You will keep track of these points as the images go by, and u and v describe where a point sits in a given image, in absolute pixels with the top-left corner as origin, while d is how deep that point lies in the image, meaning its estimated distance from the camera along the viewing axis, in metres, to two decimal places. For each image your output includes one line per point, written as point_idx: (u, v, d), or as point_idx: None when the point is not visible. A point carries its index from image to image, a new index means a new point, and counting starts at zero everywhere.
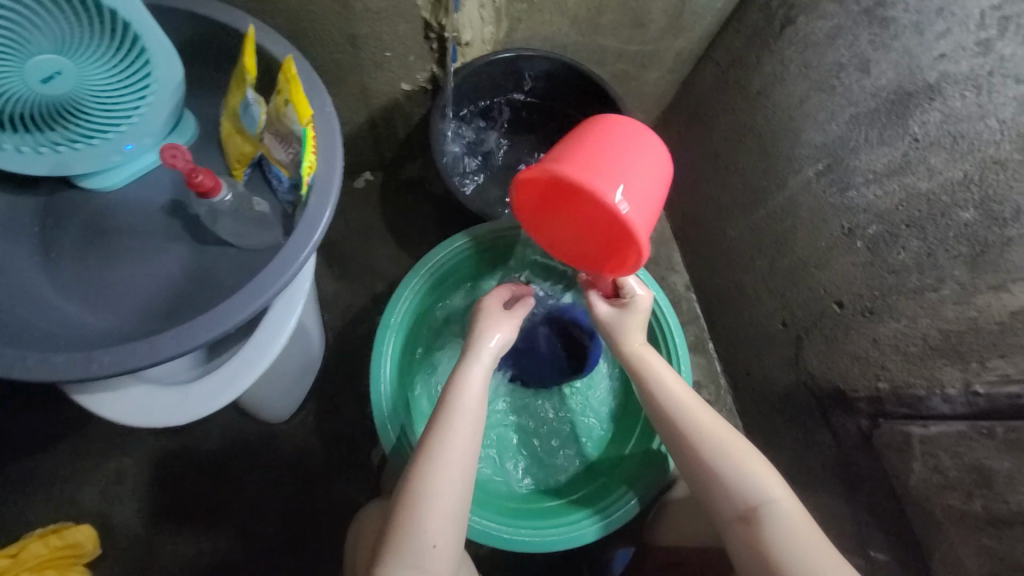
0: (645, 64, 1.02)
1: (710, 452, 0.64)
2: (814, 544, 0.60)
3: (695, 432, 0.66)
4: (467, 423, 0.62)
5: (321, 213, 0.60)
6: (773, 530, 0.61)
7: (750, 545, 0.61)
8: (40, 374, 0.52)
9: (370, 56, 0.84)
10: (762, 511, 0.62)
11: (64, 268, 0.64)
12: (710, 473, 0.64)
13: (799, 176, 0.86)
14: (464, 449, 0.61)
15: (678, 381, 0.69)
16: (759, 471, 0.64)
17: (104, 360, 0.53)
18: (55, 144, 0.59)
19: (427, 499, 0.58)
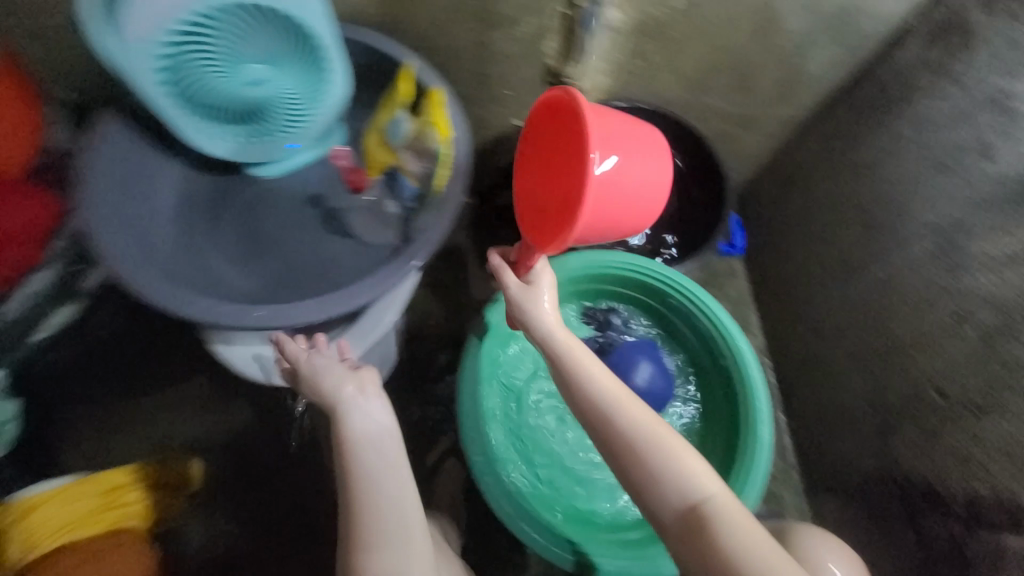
0: (746, 126, 1.05)
1: (637, 440, 0.55)
2: (766, 547, 0.50)
3: (624, 440, 0.55)
4: (374, 458, 0.60)
5: (445, 220, 0.69)
6: (724, 534, 0.51)
7: (703, 559, 0.51)
8: (205, 317, 0.62)
9: (494, 93, 0.94)
10: (707, 510, 0.52)
11: (224, 235, 0.76)
12: (645, 475, 0.54)
13: (905, 254, 0.83)
14: (381, 484, 0.59)
15: (584, 355, 0.61)
16: (695, 471, 0.54)
17: (258, 313, 0.63)
18: (239, 135, 0.72)
19: (369, 554, 0.57)
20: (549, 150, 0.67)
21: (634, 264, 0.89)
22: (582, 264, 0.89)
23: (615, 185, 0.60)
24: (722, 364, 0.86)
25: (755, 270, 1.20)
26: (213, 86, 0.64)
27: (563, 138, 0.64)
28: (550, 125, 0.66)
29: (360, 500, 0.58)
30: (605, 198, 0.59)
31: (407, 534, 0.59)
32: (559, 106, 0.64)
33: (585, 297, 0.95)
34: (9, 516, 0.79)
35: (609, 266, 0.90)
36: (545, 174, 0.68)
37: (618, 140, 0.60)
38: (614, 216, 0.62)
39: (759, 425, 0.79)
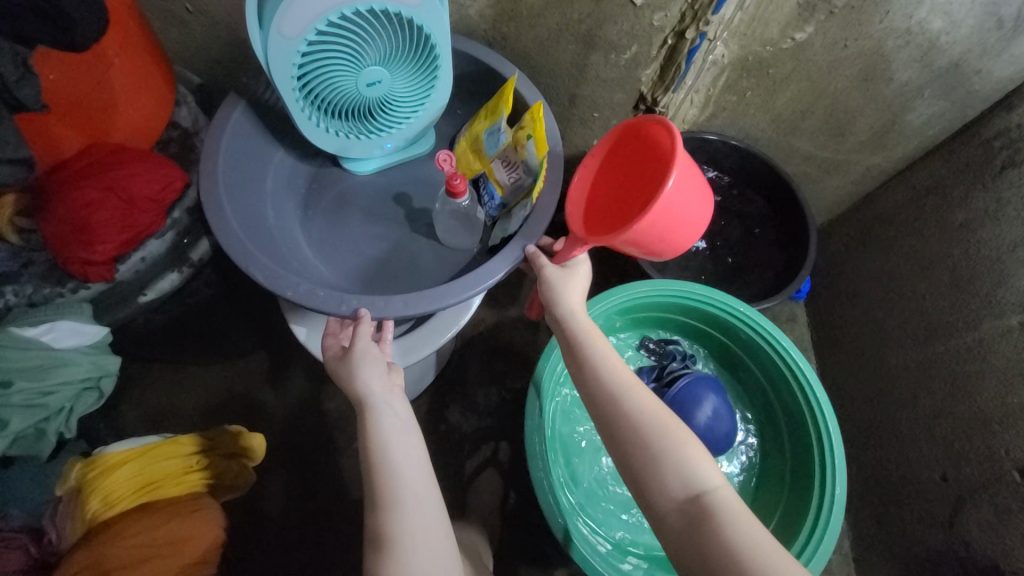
0: (831, 171, 1.03)
1: (646, 424, 0.57)
2: (763, 537, 0.50)
3: (634, 416, 0.58)
4: (396, 420, 0.61)
5: (540, 227, 0.70)
6: (727, 525, 0.50)
7: (700, 549, 0.50)
8: (305, 301, 0.64)
9: (581, 113, 0.96)
10: (711, 500, 0.52)
11: (317, 222, 0.81)
12: (650, 458, 0.55)
13: (997, 322, 0.79)
14: (406, 446, 0.60)
15: (600, 342, 0.65)
16: (695, 454, 0.55)
17: (352, 303, 0.64)
18: (348, 134, 0.75)
19: (388, 508, 0.57)
20: (619, 171, 0.70)
21: (710, 298, 0.86)
22: (661, 291, 0.87)
23: (675, 206, 0.61)
24: (793, 411, 0.84)
25: (819, 319, 1.16)
26: (335, 85, 0.67)
27: (642, 160, 0.67)
28: (624, 151, 0.70)
29: (382, 462, 0.58)
30: (664, 212, 0.60)
31: (422, 497, 0.59)
32: (638, 136, 0.68)
33: (652, 326, 0.95)
34: (93, 471, 0.81)
35: (688, 298, 0.87)
36: (610, 190, 0.70)
37: (687, 187, 0.62)
38: (664, 233, 0.62)
39: (833, 481, 0.76)
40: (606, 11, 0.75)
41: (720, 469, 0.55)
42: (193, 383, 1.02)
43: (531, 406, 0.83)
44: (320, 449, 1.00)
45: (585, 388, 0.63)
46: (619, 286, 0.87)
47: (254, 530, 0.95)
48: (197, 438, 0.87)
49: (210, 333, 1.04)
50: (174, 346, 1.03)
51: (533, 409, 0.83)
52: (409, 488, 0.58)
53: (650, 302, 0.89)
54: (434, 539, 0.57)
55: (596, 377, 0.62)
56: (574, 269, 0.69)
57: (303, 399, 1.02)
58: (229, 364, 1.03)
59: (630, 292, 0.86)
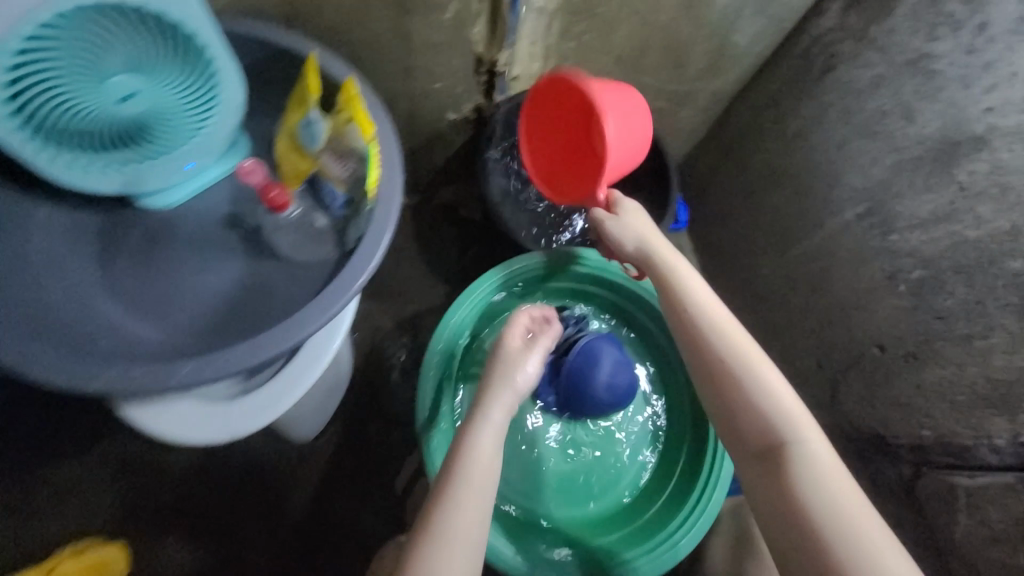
0: (680, 102, 1.05)
1: (748, 381, 0.62)
2: (839, 484, 0.57)
3: (742, 369, 0.63)
4: (492, 431, 0.66)
5: (386, 225, 0.61)
6: (803, 471, 0.58)
7: (776, 486, 0.59)
8: (122, 386, 0.52)
9: (421, 86, 0.87)
10: (791, 451, 0.60)
11: (123, 279, 0.66)
12: (760, 414, 0.62)
13: (838, 219, 0.86)
14: (488, 463, 0.64)
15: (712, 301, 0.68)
16: (795, 413, 0.61)
17: (181, 372, 0.53)
18: (123, 164, 0.61)
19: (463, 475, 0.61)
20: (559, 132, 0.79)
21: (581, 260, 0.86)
22: (533, 266, 0.84)
23: (624, 137, 0.72)
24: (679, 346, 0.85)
25: (701, 245, 1.23)
26: (72, 107, 0.53)
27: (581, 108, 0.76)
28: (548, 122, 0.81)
29: (461, 459, 0.63)
30: (618, 146, 0.71)
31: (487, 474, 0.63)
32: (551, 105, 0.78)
33: (542, 295, 0.90)
34: None
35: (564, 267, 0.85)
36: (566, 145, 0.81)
37: (624, 116, 0.72)
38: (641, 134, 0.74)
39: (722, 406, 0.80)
40: None
41: (817, 428, 0.61)
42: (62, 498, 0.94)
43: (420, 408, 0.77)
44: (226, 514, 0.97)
45: (690, 340, 0.67)
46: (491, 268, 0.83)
47: None
48: None
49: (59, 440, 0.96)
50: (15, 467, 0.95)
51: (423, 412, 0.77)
52: (467, 494, 0.60)
53: (525, 279, 0.86)
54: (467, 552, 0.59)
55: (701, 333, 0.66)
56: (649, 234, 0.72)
57: (191, 469, 0.98)
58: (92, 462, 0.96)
59: (499, 275, 0.82)
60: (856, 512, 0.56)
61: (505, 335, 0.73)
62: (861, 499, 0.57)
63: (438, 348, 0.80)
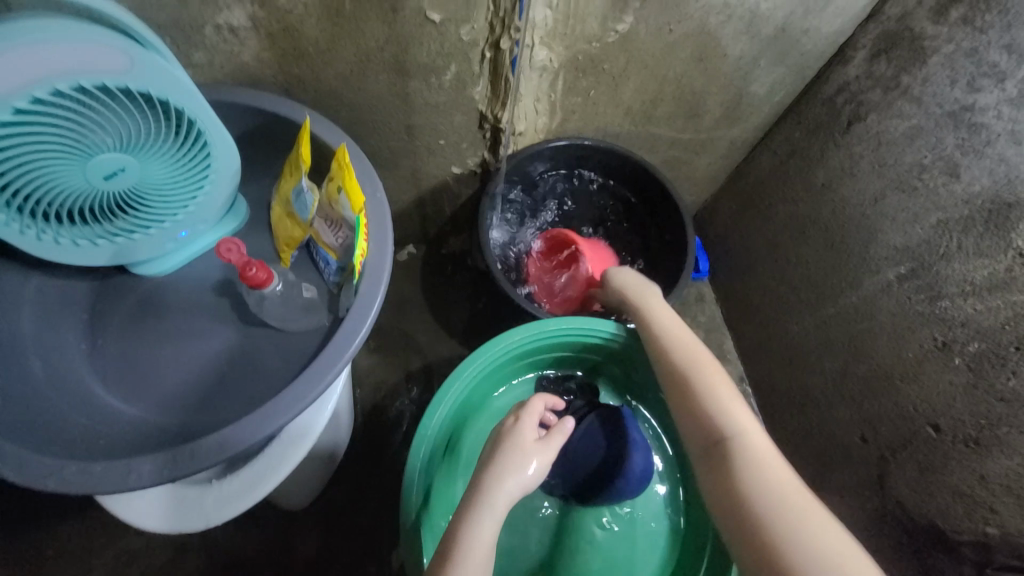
0: (697, 150, 1.00)
1: (701, 387, 0.65)
2: (779, 477, 0.58)
3: (684, 368, 0.67)
4: (494, 520, 0.57)
5: (373, 301, 0.58)
6: (743, 462, 0.60)
7: (721, 477, 0.60)
8: (74, 487, 0.47)
9: (425, 143, 0.85)
10: (733, 444, 0.61)
11: (110, 349, 0.64)
12: (702, 407, 0.64)
13: (877, 278, 0.78)
14: (486, 553, 0.55)
15: (673, 319, 0.73)
16: (737, 411, 0.64)
17: (144, 469, 0.48)
18: (114, 235, 0.61)
19: (458, 543, 0.55)
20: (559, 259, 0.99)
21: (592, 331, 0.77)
22: (538, 335, 0.77)
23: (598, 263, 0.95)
24: None
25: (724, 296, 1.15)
26: (58, 185, 0.53)
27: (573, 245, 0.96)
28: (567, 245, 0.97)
29: (456, 542, 0.55)
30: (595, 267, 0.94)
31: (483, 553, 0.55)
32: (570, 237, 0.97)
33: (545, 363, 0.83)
34: None
35: (571, 336, 0.78)
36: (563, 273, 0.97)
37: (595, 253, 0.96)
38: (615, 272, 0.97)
39: None
40: (405, 32, 0.64)
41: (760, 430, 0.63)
42: (47, 562, 0.91)
43: (406, 505, 0.67)
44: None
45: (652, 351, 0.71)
46: (489, 339, 0.75)
47: None
48: None
49: (49, 497, 0.94)
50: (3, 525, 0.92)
51: (411, 510, 0.67)
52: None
53: (527, 347, 0.78)
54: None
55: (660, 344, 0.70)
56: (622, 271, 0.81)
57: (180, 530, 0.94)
58: (82, 521, 0.93)
59: (498, 348, 0.75)
60: (797, 506, 0.56)
61: (521, 421, 0.65)
62: (808, 497, 0.57)
63: (427, 430, 0.70)
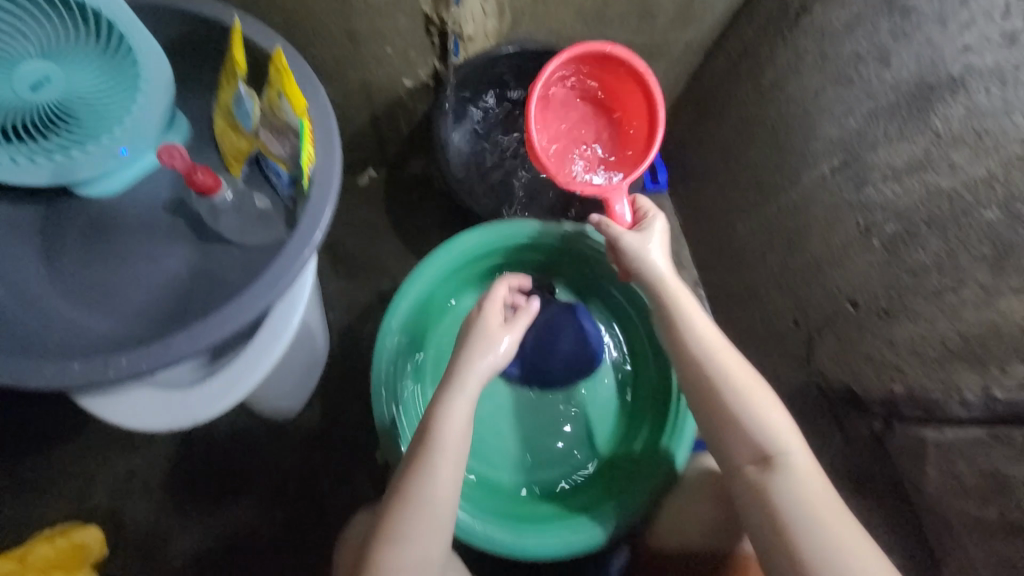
0: (653, 55, 0.99)
1: (745, 411, 0.66)
2: (821, 500, 0.62)
3: (728, 387, 0.67)
4: (468, 398, 0.63)
5: (326, 202, 0.59)
6: (785, 485, 0.63)
7: (762, 495, 0.63)
8: (55, 381, 0.50)
9: (371, 52, 0.82)
10: (779, 464, 0.64)
11: (67, 269, 0.65)
12: (750, 427, 0.65)
13: (814, 172, 0.82)
14: (463, 426, 0.62)
15: (711, 329, 0.71)
16: (780, 427, 0.65)
17: (120, 363, 0.51)
18: (50, 153, 0.60)
19: (443, 429, 0.61)
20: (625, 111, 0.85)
21: (545, 231, 0.82)
22: (490, 238, 0.82)
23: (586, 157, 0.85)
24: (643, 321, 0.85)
25: (681, 205, 1.19)
26: None
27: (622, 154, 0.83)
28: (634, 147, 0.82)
29: (433, 429, 0.61)
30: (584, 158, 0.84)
31: (461, 433, 0.62)
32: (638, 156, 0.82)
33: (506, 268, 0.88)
34: None
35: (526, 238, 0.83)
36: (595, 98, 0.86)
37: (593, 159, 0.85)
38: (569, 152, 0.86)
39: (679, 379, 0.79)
40: None
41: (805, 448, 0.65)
42: (50, 484, 0.97)
43: (376, 392, 0.75)
44: (211, 491, 0.99)
45: (688, 371, 0.70)
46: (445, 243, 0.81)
47: None
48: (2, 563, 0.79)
49: (40, 427, 0.98)
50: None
51: (382, 398, 0.75)
52: (442, 457, 0.60)
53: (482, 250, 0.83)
54: (442, 526, 0.60)
55: (696, 362, 0.69)
56: (656, 254, 0.73)
57: (173, 448, 1.00)
58: (77, 445, 0.99)
59: (455, 249, 0.80)
60: (836, 527, 0.60)
61: (485, 311, 0.70)
62: (847, 517, 0.61)
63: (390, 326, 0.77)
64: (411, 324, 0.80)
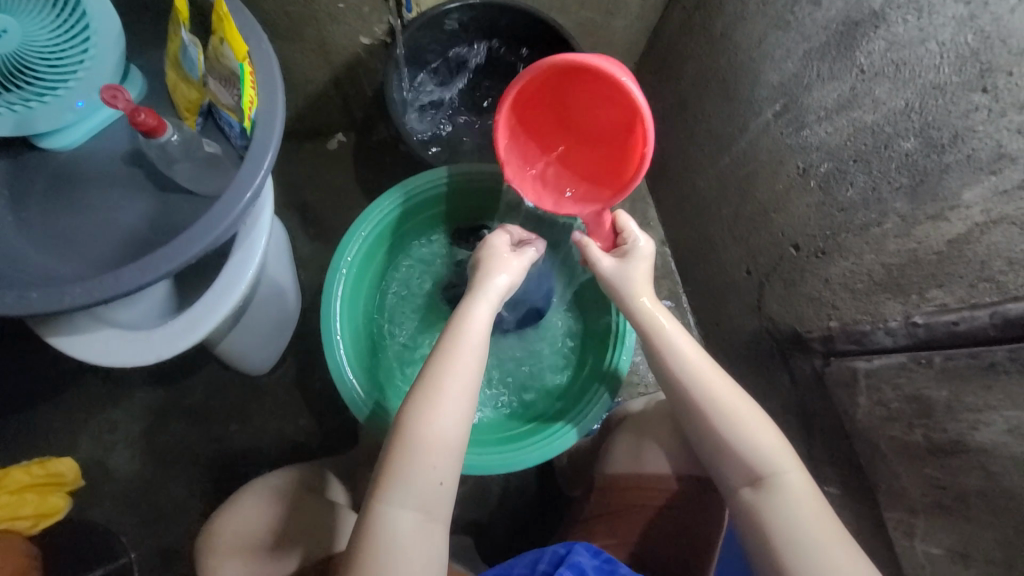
0: (610, 10, 1.01)
1: (735, 432, 0.64)
2: (817, 516, 0.60)
3: (714, 409, 0.65)
4: (489, 303, 0.67)
5: (268, 146, 0.63)
6: (783, 501, 0.60)
7: (761, 517, 0.61)
8: (18, 308, 0.56)
9: (324, 8, 0.84)
10: (774, 482, 0.61)
11: (32, 218, 0.68)
12: (741, 447, 0.63)
13: (759, 119, 0.84)
14: (483, 330, 0.66)
15: (695, 352, 0.68)
16: (769, 442, 0.63)
17: (74, 293, 0.57)
18: (12, 104, 0.63)
19: (453, 362, 0.63)
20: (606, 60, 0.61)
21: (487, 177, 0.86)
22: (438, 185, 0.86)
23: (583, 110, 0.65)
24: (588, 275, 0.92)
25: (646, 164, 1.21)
26: None
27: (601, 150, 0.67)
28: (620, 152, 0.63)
29: (450, 348, 0.64)
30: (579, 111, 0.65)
31: (473, 365, 0.64)
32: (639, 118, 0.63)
33: (457, 216, 0.94)
34: None
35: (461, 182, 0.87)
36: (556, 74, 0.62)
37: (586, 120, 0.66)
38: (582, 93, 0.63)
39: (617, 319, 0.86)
40: None
41: (795, 459, 0.63)
42: (39, 438, 1.02)
43: (327, 322, 0.78)
44: (193, 443, 1.04)
45: (680, 401, 0.68)
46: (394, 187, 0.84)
47: (157, 538, 1.01)
48: None
49: (28, 384, 1.03)
50: None
51: (333, 328, 0.78)
52: (463, 358, 0.63)
53: (430, 194, 0.87)
54: (452, 441, 0.61)
55: (681, 389, 0.67)
56: (636, 281, 0.71)
57: (155, 403, 1.05)
58: (64, 401, 1.03)
59: (403, 191, 0.84)
60: (833, 538, 0.58)
61: (489, 241, 0.73)
62: (839, 528, 0.60)
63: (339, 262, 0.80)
64: (360, 261, 0.84)
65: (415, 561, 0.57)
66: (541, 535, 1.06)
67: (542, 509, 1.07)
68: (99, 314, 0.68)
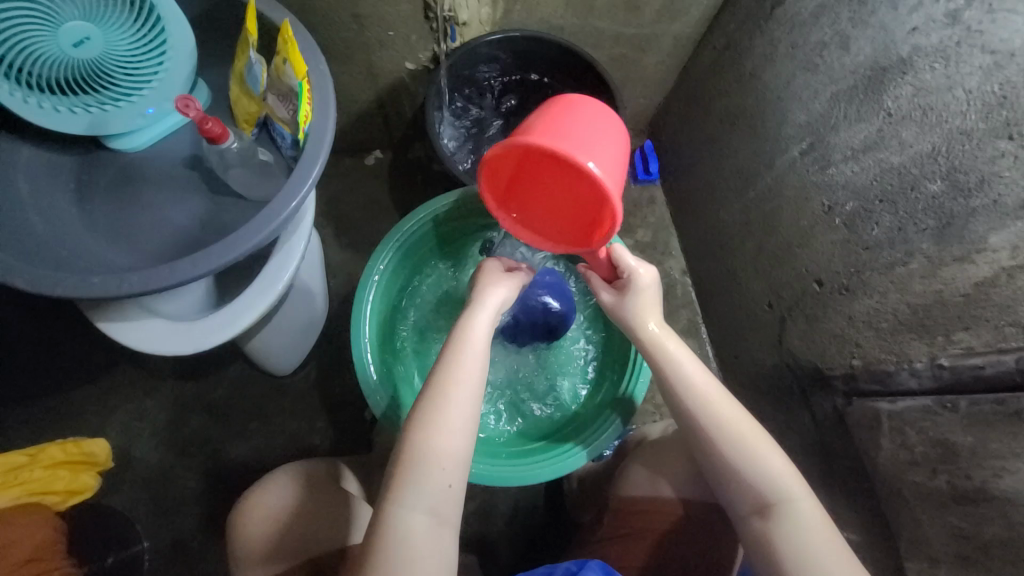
0: (643, 47, 1.05)
1: (741, 459, 0.63)
2: (831, 548, 0.58)
3: (718, 434, 0.64)
4: (487, 314, 0.70)
5: (316, 158, 0.67)
6: (794, 532, 0.59)
7: (772, 547, 0.59)
8: (79, 292, 0.60)
9: (375, 34, 0.90)
10: (785, 512, 0.60)
11: (97, 211, 0.74)
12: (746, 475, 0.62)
13: (785, 156, 0.86)
14: (485, 337, 0.68)
15: (700, 376, 0.68)
16: (781, 471, 0.62)
17: (132, 280, 0.61)
18: (88, 106, 0.69)
19: (454, 370, 0.64)
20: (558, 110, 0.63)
21: None
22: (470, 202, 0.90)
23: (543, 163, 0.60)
24: None
25: (671, 195, 1.23)
26: (33, 51, 0.62)
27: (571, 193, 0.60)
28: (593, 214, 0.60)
29: (453, 357, 0.65)
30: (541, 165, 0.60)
31: (474, 374, 0.65)
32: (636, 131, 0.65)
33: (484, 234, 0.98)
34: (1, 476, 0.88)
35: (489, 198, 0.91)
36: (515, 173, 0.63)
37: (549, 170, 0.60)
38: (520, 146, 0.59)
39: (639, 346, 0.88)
40: None
41: (807, 488, 0.62)
42: (72, 421, 1.06)
43: (358, 324, 0.83)
44: (214, 438, 1.07)
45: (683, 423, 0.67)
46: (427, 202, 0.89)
47: (171, 530, 1.03)
48: (16, 455, 0.90)
49: (67, 368, 1.08)
50: (31, 390, 1.07)
51: (361, 330, 0.83)
52: (466, 363, 0.65)
53: (459, 211, 0.91)
54: (459, 446, 0.62)
55: (684, 411, 0.67)
56: (634, 309, 0.72)
57: (182, 395, 1.09)
58: (98, 388, 1.08)
59: (436, 207, 0.88)
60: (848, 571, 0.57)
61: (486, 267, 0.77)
62: (856, 562, 0.58)
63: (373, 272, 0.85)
64: (391, 270, 0.89)
65: (427, 564, 0.57)
66: (546, 559, 1.04)
67: (548, 532, 1.06)
68: (147, 303, 0.72)
